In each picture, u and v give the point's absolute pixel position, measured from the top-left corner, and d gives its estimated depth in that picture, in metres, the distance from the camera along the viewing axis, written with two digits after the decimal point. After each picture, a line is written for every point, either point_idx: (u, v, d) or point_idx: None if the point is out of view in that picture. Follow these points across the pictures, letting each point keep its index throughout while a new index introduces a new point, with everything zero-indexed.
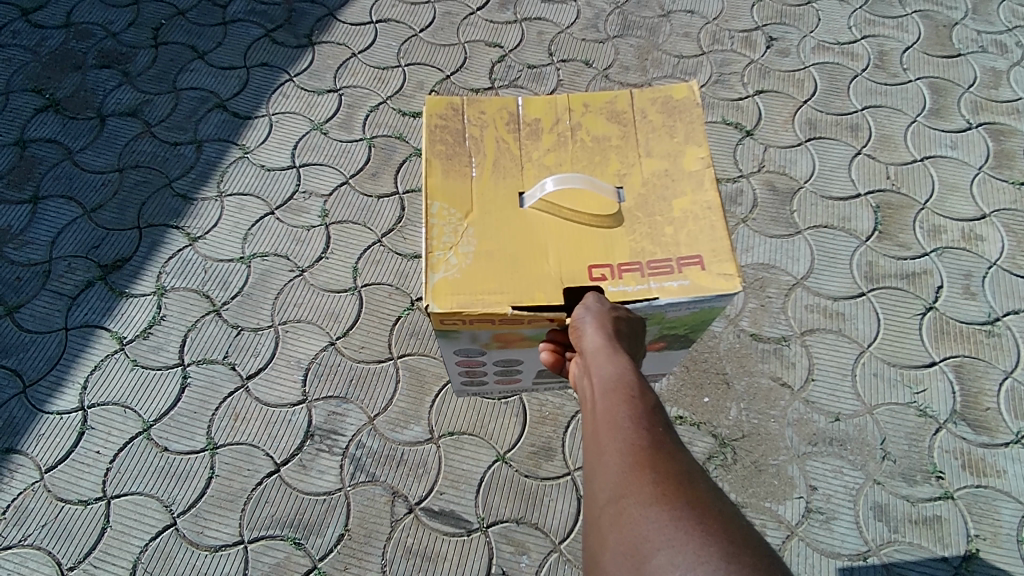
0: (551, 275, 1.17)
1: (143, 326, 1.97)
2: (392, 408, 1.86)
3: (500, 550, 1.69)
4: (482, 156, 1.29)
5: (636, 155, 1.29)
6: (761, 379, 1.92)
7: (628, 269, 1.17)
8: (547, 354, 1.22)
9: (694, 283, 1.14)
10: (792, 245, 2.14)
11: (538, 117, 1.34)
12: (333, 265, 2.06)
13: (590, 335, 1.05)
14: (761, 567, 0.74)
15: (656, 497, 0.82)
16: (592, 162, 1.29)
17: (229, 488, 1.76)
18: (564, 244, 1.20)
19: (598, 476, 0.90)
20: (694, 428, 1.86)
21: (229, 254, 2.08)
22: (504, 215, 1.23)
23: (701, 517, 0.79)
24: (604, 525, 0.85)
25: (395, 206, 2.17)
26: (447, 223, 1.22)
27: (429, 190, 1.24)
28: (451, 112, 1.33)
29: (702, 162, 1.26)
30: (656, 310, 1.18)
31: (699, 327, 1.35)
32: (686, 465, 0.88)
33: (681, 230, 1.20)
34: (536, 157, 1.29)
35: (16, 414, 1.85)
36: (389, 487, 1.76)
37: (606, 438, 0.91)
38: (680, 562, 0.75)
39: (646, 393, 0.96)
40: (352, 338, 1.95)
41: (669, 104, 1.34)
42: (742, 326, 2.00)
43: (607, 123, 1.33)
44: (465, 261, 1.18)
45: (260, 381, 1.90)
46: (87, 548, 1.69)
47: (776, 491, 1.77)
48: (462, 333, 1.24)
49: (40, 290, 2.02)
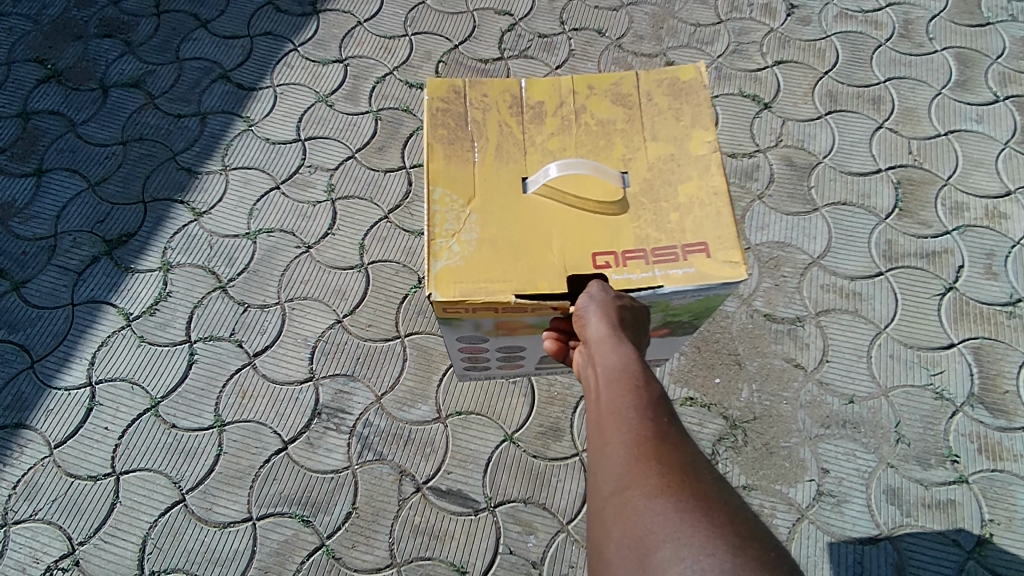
0: (554, 263, 1.13)
1: (149, 302, 1.96)
2: (399, 387, 1.85)
3: (507, 530, 1.69)
4: (484, 141, 1.25)
5: (641, 139, 1.25)
6: (773, 360, 1.89)
7: (632, 257, 1.14)
8: (549, 342, 1.17)
9: (699, 271, 1.11)
10: (808, 223, 2.08)
11: (541, 100, 1.29)
12: (339, 242, 2.03)
13: (594, 323, 1.01)
14: (768, 561, 0.72)
15: (662, 489, 0.79)
16: (596, 146, 1.25)
17: (237, 465, 1.76)
18: (567, 231, 1.16)
19: (601, 468, 0.87)
20: (705, 409, 1.83)
21: (234, 230, 2.05)
22: (507, 203, 1.19)
23: (707, 510, 0.77)
24: (608, 517, 0.82)
25: (402, 181, 2.13)
26: (449, 210, 1.18)
27: (431, 176, 1.20)
28: (452, 95, 1.28)
29: (708, 147, 1.21)
30: (661, 298, 1.14)
31: (704, 314, 1.31)
32: (692, 455, 0.85)
33: (686, 216, 1.16)
34: (540, 141, 1.25)
35: (24, 389, 1.85)
36: (396, 466, 1.75)
37: (609, 429, 0.88)
38: (686, 556, 0.73)
39: (650, 382, 0.92)
40: (358, 316, 1.93)
41: (675, 86, 1.29)
42: (755, 306, 1.96)
43: (611, 106, 1.28)
44: (468, 248, 1.14)
45: (267, 359, 1.88)
46: (96, 523, 1.70)
47: (787, 474, 1.75)
48: (464, 321, 1.21)
49: (45, 265, 2.00)
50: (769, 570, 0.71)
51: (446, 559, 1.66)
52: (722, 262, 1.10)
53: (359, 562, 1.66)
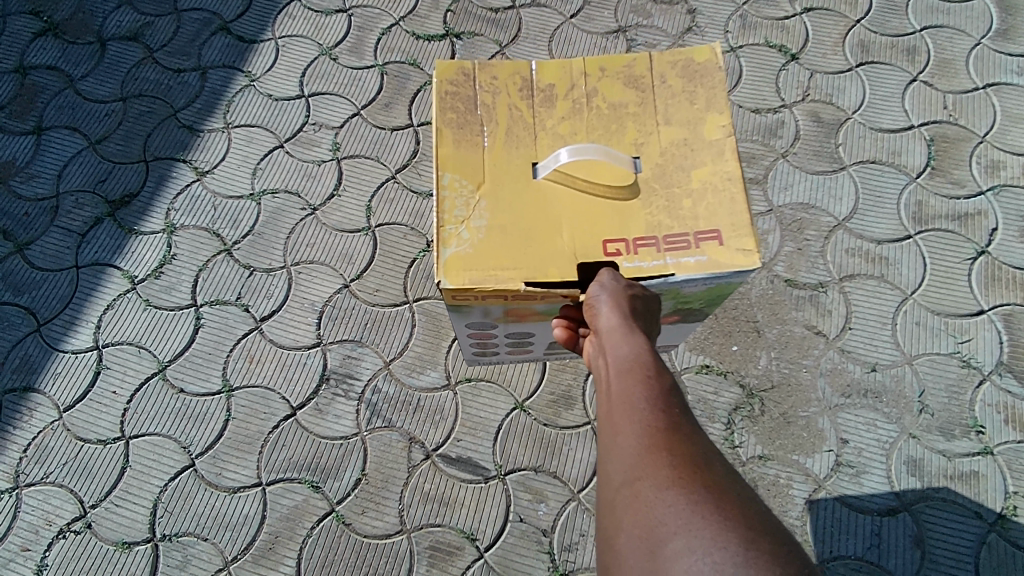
0: (564, 250, 1.10)
1: (154, 265, 1.92)
2: (408, 353, 1.81)
3: (518, 498, 1.67)
4: (494, 124, 1.20)
5: (654, 123, 1.20)
6: (793, 328, 1.83)
7: (643, 244, 1.11)
8: (559, 330, 1.15)
9: (711, 260, 1.08)
10: (834, 182, 1.99)
11: (552, 82, 1.24)
12: (346, 203, 1.97)
13: (605, 312, 0.96)
14: (782, 556, 0.68)
15: (673, 480, 0.75)
16: (608, 131, 1.21)
17: (246, 430, 1.75)
18: (577, 218, 1.13)
19: (611, 458, 0.82)
20: (721, 377, 1.78)
21: (238, 190, 2.00)
22: (517, 189, 1.15)
23: (719, 502, 0.73)
24: (618, 509, 0.78)
25: (409, 139, 2.05)
26: (458, 196, 1.14)
27: (440, 161, 1.16)
28: (462, 78, 1.24)
29: (723, 131, 1.17)
30: (672, 286, 1.12)
31: (716, 300, 1.28)
32: (704, 447, 0.80)
33: (699, 203, 1.13)
34: (550, 125, 1.21)
35: (31, 352, 1.83)
36: (405, 433, 1.73)
37: (620, 418, 0.84)
38: (697, 549, 0.68)
39: (662, 373, 0.88)
40: (366, 281, 1.89)
41: (689, 68, 1.23)
42: (777, 271, 1.89)
43: (624, 88, 1.23)
44: (477, 235, 1.11)
45: (274, 324, 1.85)
46: (107, 486, 1.70)
47: (805, 444, 1.71)
48: (474, 309, 1.18)
49: (48, 227, 1.96)
50: (784, 565, 0.67)
51: (456, 526, 1.65)
52: (734, 250, 1.07)
53: (369, 528, 1.65)
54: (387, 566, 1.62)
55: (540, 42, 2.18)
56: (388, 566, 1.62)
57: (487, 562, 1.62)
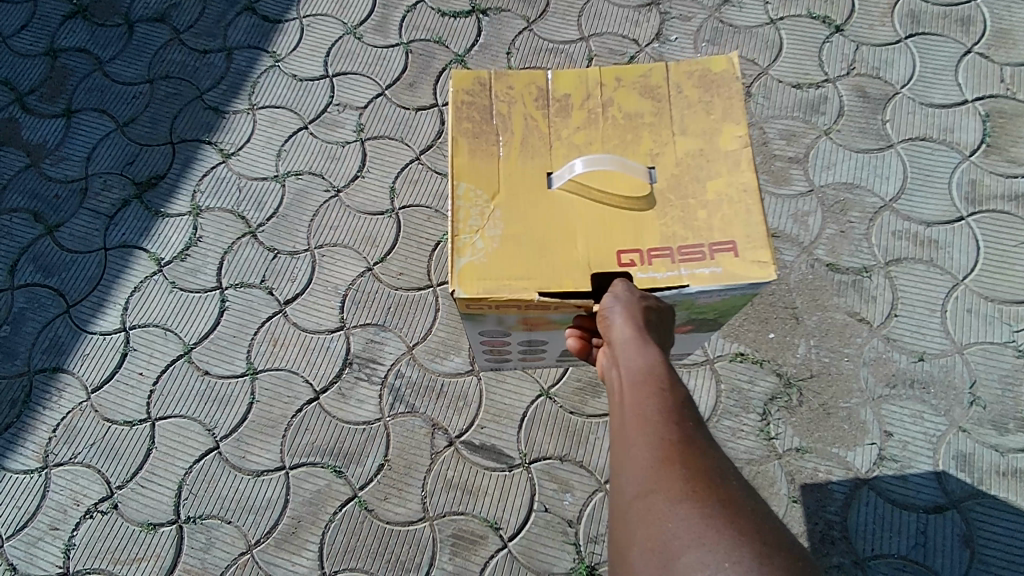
0: (577, 259, 1.09)
1: (180, 247, 1.91)
2: (431, 338, 1.78)
3: (543, 487, 1.63)
4: (509, 134, 1.18)
5: (669, 133, 1.17)
6: (835, 314, 1.74)
7: (657, 254, 1.08)
8: (573, 340, 1.13)
9: (726, 271, 1.05)
10: (880, 161, 1.89)
11: (568, 91, 1.21)
12: (370, 185, 1.94)
13: (619, 323, 0.94)
14: (799, 572, 0.64)
15: (687, 493, 0.71)
16: (623, 141, 1.17)
17: (270, 414, 1.74)
18: (592, 228, 1.10)
19: (623, 471, 0.79)
20: (757, 365, 1.70)
21: (263, 172, 1.98)
22: (532, 199, 1.13)
23: (733, 517, 0.69)
24: (629, 522, 0.74)
25: (434, 119, 2.01)
26: (473, 205, 1.13)
27: (456, 171, 1.15)
28: (478, 87, 1.21)
29: (739, 141, 1.14)
30: (686, 297, 1.09)
31: (731, 310, 1.24)
32: (719, 462, 0.76)
33: (714, 214, 1.10)
34: (565, 135, 1.18)
35: (61, 333, 1.84)
36: (428, 419, 1.70)
37: (633, 431, 0.81)
38: (710, 562, 0.64)
39: (677, 386, 0.85)
40: (389, 264, 1.86)
41: (706, 78, 1.19)
42: (818, 255, 1.80)
43: (639, 98, 1.20)
44: (492, 245, 1.10)
45: (298, 307, 1.83)
46: (134, 467, 1.71)
47: (845, 437, 1.63)
48: (488, 316, 1.17)
49: (77, 209, 1.97)
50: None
51: (480, 515, 1.61)
52: (749, 262, 1.04)
53: (392, 514, 1.63)
54: (409, 554, 1.59)
55: (570, 17, 2.11)
56: (410, 553, 1.59)
57: (511, 552, 1.58)
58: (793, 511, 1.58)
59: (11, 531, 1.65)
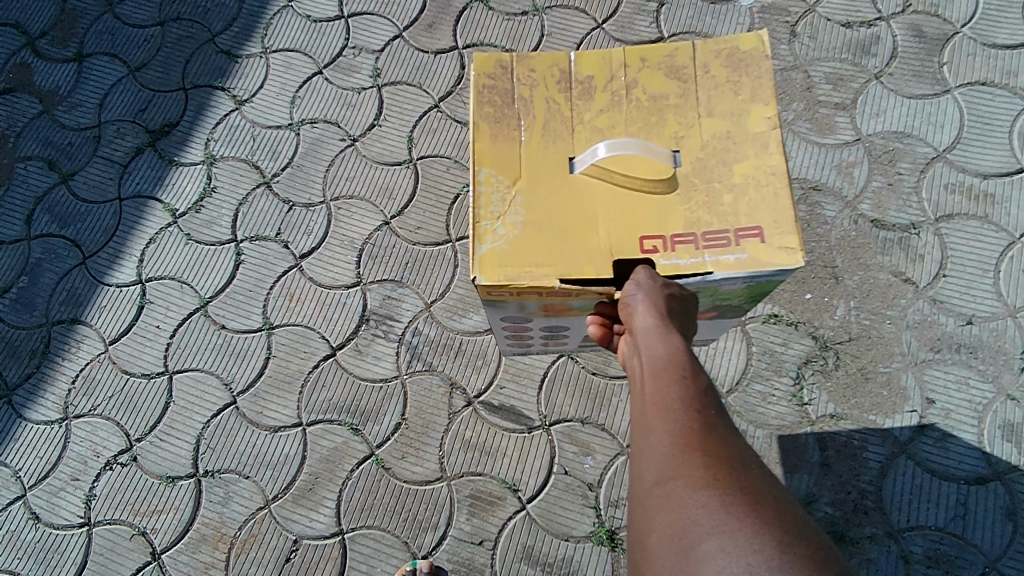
0: (599, 245, 1.01)
1: (194, 198, 1.87)
2: (450, 295, 1.73)
3: (563, 450, 1.59)
4: (530, 118, 1.10)
5: (695, 114, 1.08)
6: (878, 275, 1.63)
7: (681, 241, 1.01)
8: (593, 328, 1.04)
9: (752, 258, 0.98)
10: (935, 107, 1.74)
11: (591, 73, 1.12)
12: (387, 134, 1.87)
13: (641, 312, 0.87)
14: (822, 561, 0.61)
15: (707, 481, 0.68)
16: (647, 124, 1.08)
17: (286, 369, 1.71)
18: (615, 214, 1.03)
19: (643, 459, 0.76)
20: (791, 328, 1.61)
21: (277, 120, 1.91)
22: (555, 185, 1.05)
23: (756, 505, 0.65)
24: (647, 511, 0.71)
25: (454, 64, 1.92)
26: (494, 190, 1.05)
27: (476, 157, 1.07)
28: (500, 71, 1.13)
29: (768, 123, 1.05)
30: (709, 285, 1.02)
31: (759, 297, 1.15)
32: (741, 451, 0.73)
33: (740, 198, 1.02)
34: (588, 119, 1.10)
35: (78, 284, 1.82)
36: (446, 378, 1.66)
37: (653, 418, 0.77)
38: (731, 550, 0.61)
39: (699, 374, 0.80)
40: (407, 218, 1.80)
41: (734, 57, 1.09)
42: (862, 210, 1.68)
43: (665, 79, 1.10)
44: (513, 231, 1.03)
45: (314, 262, 1.79)
46: (152, 420, 1.70)
47: (884, 403, 1.55)
48: (509, 303, 1.10)
49: (91, 157, 1.93)
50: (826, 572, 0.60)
51: (498, 476, 1.58)
52: (776, 248, 0.97)
53: (409, 473, 1.60)
54: (426, 513, 1.57)
55: None
56: (427, 513, 1.57)
57: (529, 514, 1.55)
58: (826, 479, 1.51)
59: (34, 481, 1.66)
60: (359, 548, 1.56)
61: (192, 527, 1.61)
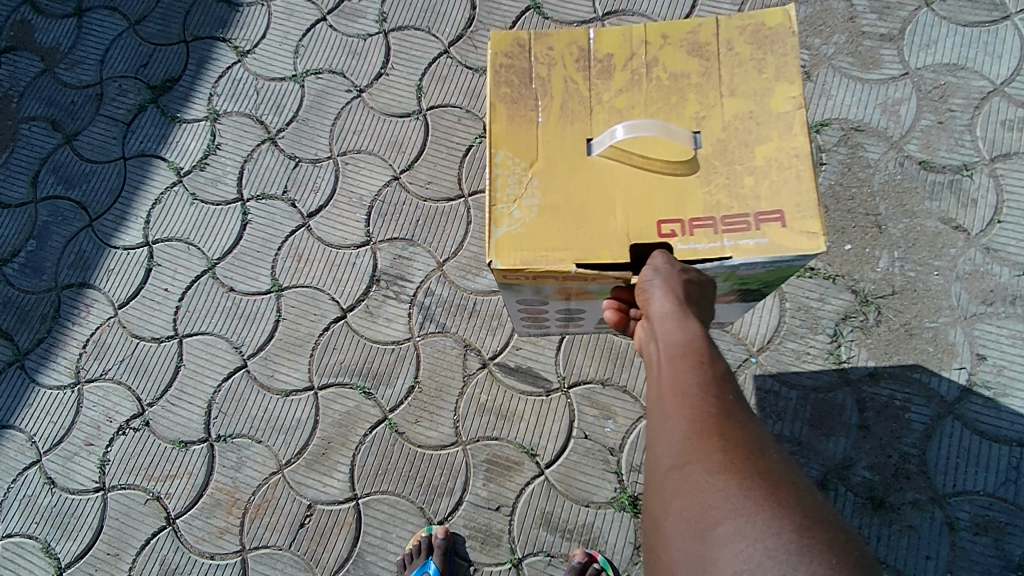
0: (615, 229, 0.92)
1: (199, 155, 1.81)
2: (463, 253, 1.65)
3: (583, 413, 1.52)
4: (548, 98, 0.99)
5: (717, 94, 0.97)
6: (926, 222, 1.50)
7: (699, 224, 0.91)
8: (609, 313, 0.98)
9: (772, 243, 0.89)
10: (992, 36, 1.59)
11: (610, 51, 1.01)
12: (394, 83, 1.79)
13: (658, 297, 0.81)
14: (841, 546, 0.59)
15: (725, 465, 0.66)
16: (668, 103, 0.97)
17: (296, 331, 1.65)
18: (633, 198, 0.93)
19: (658, 443, 0.73)
20: (829, 282, 1.49)
21: (281, 72, 1.84)
22: (573, 168, 0.96)
23: (774, 488, 0.63)
24: (663, 495, 0.69)
25: (464, 7, 1.82)
26: (511, 173, 0.96)
27: (493, 140, 0.97)
28: (517, 49, 1.02)
29: (794, 102, 0.94)
30: (727, 269, 0.93)
31: (779, 282, 1.05)
32: (759, 437, 0.70)
33: (762, 180, 0.92)
34: (606, 98, 0.99)
35: (85, 247, 1.78)
36: (460, 339, 1.59)
37: (669, 403, 0.74)
38: (748, 534, 0.60)
39: (717, 360, 0.77)
40: (418, 172, 1.72)
41: (759, 33, 0.98)
42: (909, 151, 1.55)
43: (687, 57, 0.99)
44: (529, 216, 0.93)
45: (322, 220, 1.72)
46: (163, 384, 1.66)
47: (930, 360, 1.43)
48: (524, 286, 1.01)
49: (94, 116, 1.87)
50: (843, 556, 0.58)
51: (515, 440, 1.52)
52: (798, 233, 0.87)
53: (423, 438, 1.54)
54: (442, 478, 1.52)
55: None
56: (443, 478, 1.52)
57: (548, 479, 1.49)
58: (865, 442, 1.41)
59: (49, 446, 1.65)
60: (374, 513, 1.52)
61: (206, 492, 1.58)
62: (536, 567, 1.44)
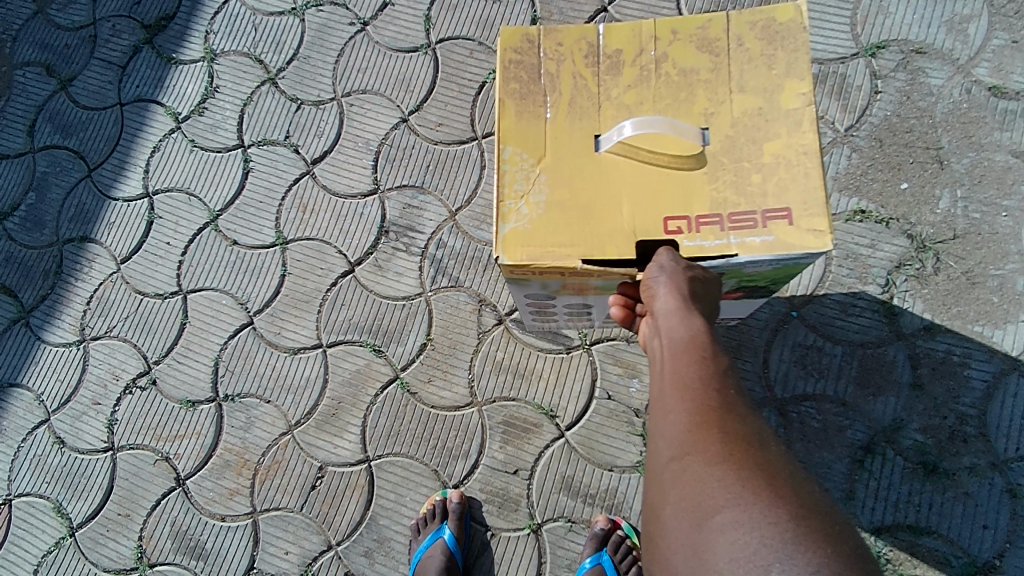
0: (621, 223, 0.81)
1: (197, 100, 1.70)
2: (477, 201, 1.54)
3: (605, 372, 1.42)
4: (556, 93, 0.87)
5: (726, 89, 0.84)
6: (995, 156, 1.34)
7: (705, 222, 0.80)
8: (616, 309, 0.85)
9: (780, 241, 0.77)
10: None
11: (620, 46, 0.88)
12: (401, 15, 1.65)
13: (662, 292, 0.71)
14: (836, 534, 0.53)
15: (723, 456, 0.59)
16: (676, 100, 0.85)
17: (303, 287, 1.56)
18: (641, 195, 0.81)
19: (658, 438, 0.67)
20: (882, 226, 1.34)
21: (279, 5, 1.72)
22: (582, 165, 0.84)
23: (774, 478, 0.57)
24: (662, 488, 0.63)
25: None
26: (518, 170, 0.85)
27: (499, 135, 0.86)
28: (527, 46, 0.89)
29: (804, 99, 0.82)
30: (733, 268, 0.82)
31: (787, 280, 0.93)
32: (760, 428, 0.64)
33: (770, 177, 0.80)
34: (614, 95, 0.87)
35: (85, 199, 1.70)
36: (475, 294, 1.49)
37: (669, 398, 0.67)
38: (745, 522, 0.54)
39: (722, 357, 0.69)
40: (427, 115, 1.59)
41: (769, 29, 0.86)
42: (977, 76, 1.37)
43: (696, 53, 0.87)
44: (538, 212, 0.82)
45: (327, 167, 1.61)
46: (168, 342, 1.60)
47: (993, 312, 1.29)
48: (532, 281, 0.90)
49: (89, 59, 1.77)
50: (840, 545, 0.52)
51: (533, 401, 1.42)
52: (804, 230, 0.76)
53: (437, 398, 1.46)
54: (457, 440, 1.43)
55: None
56: (458, 440, 1.43)
57: (569, 441, 1.40)
58: (916, 403, 1.28)
59: (57, 405, 1.61)
60: (387, 475, 1.45)
61: (215, 453, 1.52)
62: (556, 533, 1.36)
